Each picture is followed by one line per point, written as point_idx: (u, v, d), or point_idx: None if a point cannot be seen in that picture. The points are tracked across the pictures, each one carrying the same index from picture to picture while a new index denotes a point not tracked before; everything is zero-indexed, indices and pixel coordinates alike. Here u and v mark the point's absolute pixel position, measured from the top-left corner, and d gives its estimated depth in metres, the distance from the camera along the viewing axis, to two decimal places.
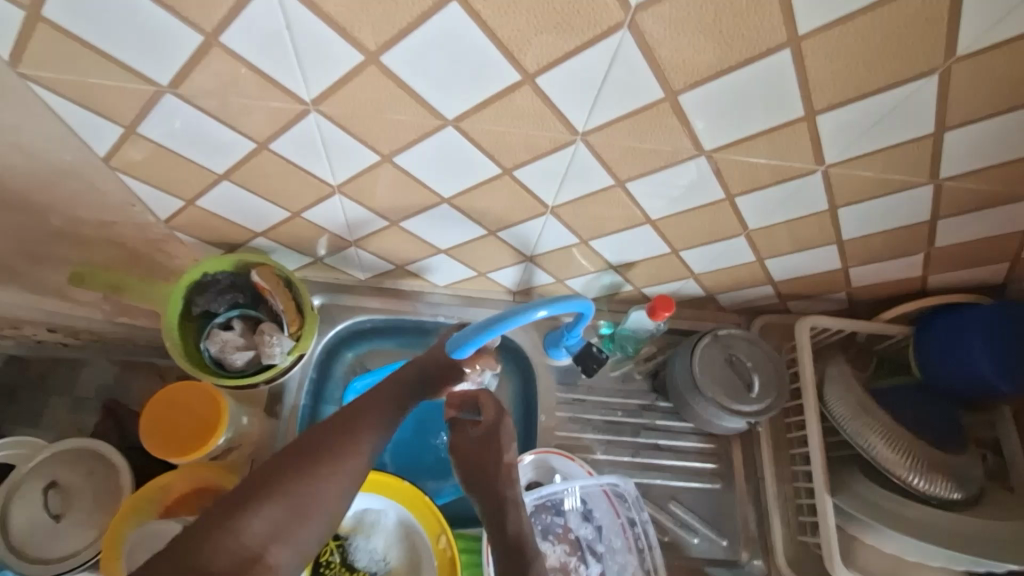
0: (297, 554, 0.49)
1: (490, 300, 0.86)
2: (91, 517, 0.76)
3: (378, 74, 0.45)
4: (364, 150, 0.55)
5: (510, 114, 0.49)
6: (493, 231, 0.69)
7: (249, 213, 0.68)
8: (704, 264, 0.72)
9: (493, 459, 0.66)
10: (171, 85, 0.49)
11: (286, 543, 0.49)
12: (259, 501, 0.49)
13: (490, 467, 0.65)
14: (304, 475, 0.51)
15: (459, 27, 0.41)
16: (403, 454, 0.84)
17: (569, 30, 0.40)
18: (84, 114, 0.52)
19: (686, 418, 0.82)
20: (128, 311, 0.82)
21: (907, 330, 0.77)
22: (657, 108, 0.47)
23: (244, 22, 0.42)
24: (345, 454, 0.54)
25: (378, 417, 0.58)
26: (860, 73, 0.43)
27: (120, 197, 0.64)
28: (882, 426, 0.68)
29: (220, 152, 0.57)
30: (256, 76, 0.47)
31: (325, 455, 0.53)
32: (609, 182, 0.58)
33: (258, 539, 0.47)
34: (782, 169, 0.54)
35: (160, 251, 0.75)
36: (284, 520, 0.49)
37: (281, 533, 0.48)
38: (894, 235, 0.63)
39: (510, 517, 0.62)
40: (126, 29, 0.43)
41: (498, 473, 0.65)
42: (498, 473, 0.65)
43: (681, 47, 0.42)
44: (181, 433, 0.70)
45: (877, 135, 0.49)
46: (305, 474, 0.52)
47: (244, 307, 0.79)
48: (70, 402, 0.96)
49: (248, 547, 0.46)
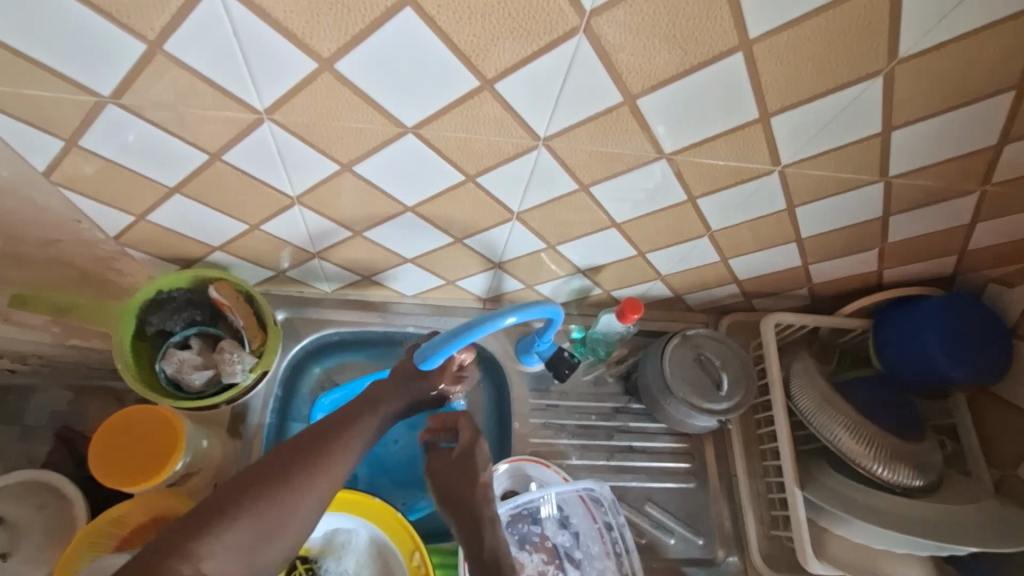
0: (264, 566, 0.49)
1: (460, 309, 0.85)
2: (42, 554, 0.72)
3: (333, 81, 0.44)
4: (322, 159, 0.54)
5: (470, 121, 0.49)
6: (460, 239, 0.68)
7: (205, 227, 0.66)
8: (671, 265, 0.73)
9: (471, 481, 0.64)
10: (114, 96, 0.46)
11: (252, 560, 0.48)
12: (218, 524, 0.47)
13: (469, 492, 0.64)
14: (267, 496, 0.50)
15: (414, 33, 0.40)
16: (375, 474, 0.82)
17: (526, 35, 0.40)
18: (23, 129, 0.50)
19: (659, 419, 0.82)
20: (79, 334, 0.78)
21: (866, 323, 0.80)
22: (617, 112, 0.48)
23: (189, 30, 0.40)
24: (303, 482, 0.52)
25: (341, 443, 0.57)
26: (813, 75, 0.44)
27: (64, 214, 0.61)
28: (845, 417, 0.70)
29: (172, 165, 0.55)
30: (205, 86, 0.45)
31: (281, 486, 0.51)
32: (574, 186, 0.58)
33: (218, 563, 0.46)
34: (742, 171, 0.55)
35: (111, 269, 0.71)
36: (246, 546, 0.47)
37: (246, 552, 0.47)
38: (850, 232, 0.65)
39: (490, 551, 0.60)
40: (62, 39, 0.41)
41: (475, 500, 0.63)
42: (476, 498, 0.63)
43: (637, 52, 0.42)
44: (134, 461, 0.66)
45: (829, 136, 0.51)
46: (261, 501, 0.50)
47: (202, 324, 0.76)
48: (18, 432, 0.90)
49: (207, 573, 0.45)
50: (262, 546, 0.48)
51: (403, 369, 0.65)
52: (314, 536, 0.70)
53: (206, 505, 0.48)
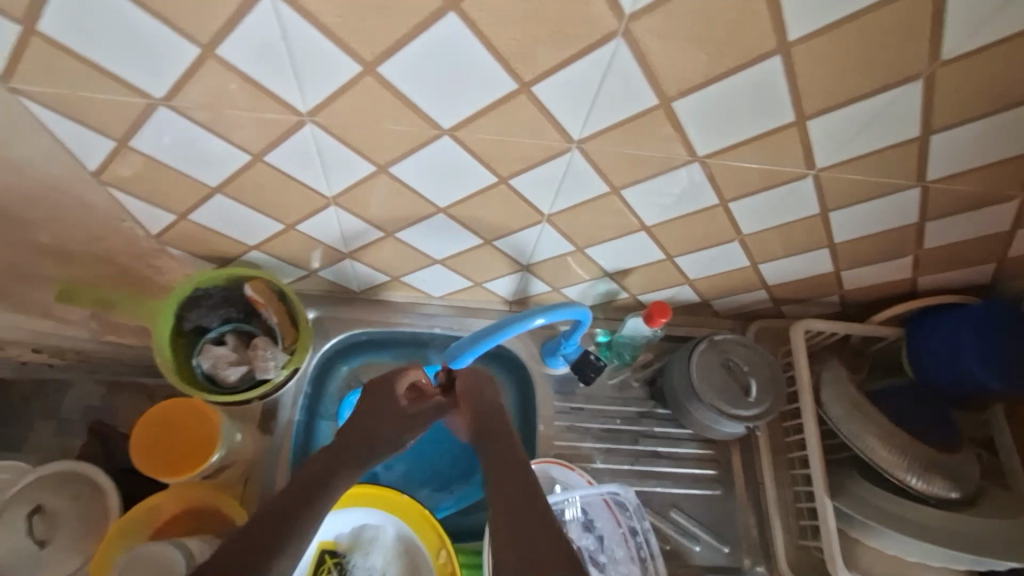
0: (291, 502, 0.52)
1: (486, 311, 0.86)
2: (78, 543, 0.74)
3: (375, 85, 0.45)
4: (359, 160, 0.55)
5: (504, 123, 0.49)
6: (490, 240, 0.69)
7: (243, 226, 0.68)
8: (699, 269, 0.73)
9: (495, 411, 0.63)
10: (165, 98, 0.48)
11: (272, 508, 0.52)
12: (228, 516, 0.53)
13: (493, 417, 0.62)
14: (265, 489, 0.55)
15: (458, 37, 0.41)
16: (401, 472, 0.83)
17: (565, 39, 0.41)
18: (78, 129, 0.52)
19: (685, 424, 0.81)
20: (115, 329, 0.81)
21: (899, 331, 0.78)
22: (651, 115, 0.48)
23: (240, 34, 0.42)
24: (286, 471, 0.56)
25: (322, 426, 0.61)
26: (853, 77, 0.44)
27: (110, 212, 0.64)
28: (878, 426, 0.68)
29: (214, 166, 0.57)
30: (252, 88, 0.47)
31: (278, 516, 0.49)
32: (605, 189, 0.59)
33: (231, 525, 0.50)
34: (775, 174, 0.55)
35: (150, 266, 0.74)
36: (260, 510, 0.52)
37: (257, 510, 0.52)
38: (885, 237, 0.64)
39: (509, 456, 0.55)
40: (121, 44, 0.43)
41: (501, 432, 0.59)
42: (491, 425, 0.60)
43: (674, 55, 0.42)
44: (173, 452, 0.68)
45: (866, 139, 0.50)
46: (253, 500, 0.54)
47: (237, 322, 0.78)
48: (53, 425, 0.95)
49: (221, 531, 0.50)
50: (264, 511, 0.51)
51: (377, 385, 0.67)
52: (343, 530, 0.70)
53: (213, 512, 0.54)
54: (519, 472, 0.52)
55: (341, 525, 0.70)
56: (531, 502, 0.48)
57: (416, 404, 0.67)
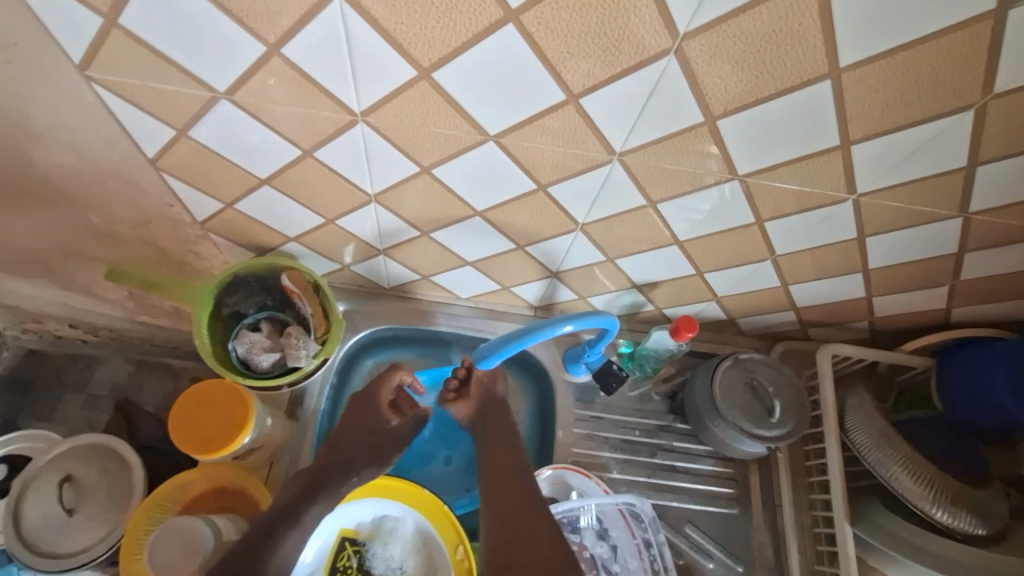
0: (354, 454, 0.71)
1: (513, 315, 0.87)
2: (104, 514, 0.77)
3: (429, 89, 0.47)
4: (404, 161, 0.57)
5: (549, 133, 0.51)
6: (522, 246, 0.70)
7: (285, 218, 0.70)
8: (728, 286, 0.73)
9: (502, 410, 0.75)
10: (227, 92, 0.51)
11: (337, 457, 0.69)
12: (279, 514, 0.61)
13: (494, 409, 0.75)
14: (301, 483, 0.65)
15: (514, 47, 0.42)
16: (421, 463, 0.85)
17: (617, 55, 0.42)
18: (141, 117, 0.55)
19: (704, 441, 0.81)
20: (150, 310, 0.84)
21: (929, 362, 0.77)
22: (695, 131, 0.49)
23: (305, 35, 0.44)
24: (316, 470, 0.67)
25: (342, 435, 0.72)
26: (900, 105, 0.44)
27: (159, 197, 0.67)
28: (903, 455, 0.67)
29: (263, 158, 0.59)
30: (312, 88, 0.49)
31: (332, 473, 0.67)
32: (641, 203, 0.60)
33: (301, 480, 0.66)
34: (811, 198, 0.55)
35: (192, 251, 0.77)
36: (312, 480, 0.66)
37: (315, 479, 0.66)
38: (921, 266, 0.64)
39: (503, 445, 0.70)
40: (192, 39, 0.46)
41: (498, 432, 0.72)
42: (491, 412, 0.75)
43: (723, 75, 0.43)
44: (206, 431, 0.70)
45: (908, 167, 0.50)
46: (293, 502, 0.63)
47: (272, 310, 0.81)
48: (81, 399, 0.98)
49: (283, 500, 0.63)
50: (328, 477, 0.67)
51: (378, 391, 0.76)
52: (363, 520, 0.72)
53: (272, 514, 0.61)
54: (510, 450, 0.69)
55: (362, 514, 0.72)
56: (519, 473, 0.66)
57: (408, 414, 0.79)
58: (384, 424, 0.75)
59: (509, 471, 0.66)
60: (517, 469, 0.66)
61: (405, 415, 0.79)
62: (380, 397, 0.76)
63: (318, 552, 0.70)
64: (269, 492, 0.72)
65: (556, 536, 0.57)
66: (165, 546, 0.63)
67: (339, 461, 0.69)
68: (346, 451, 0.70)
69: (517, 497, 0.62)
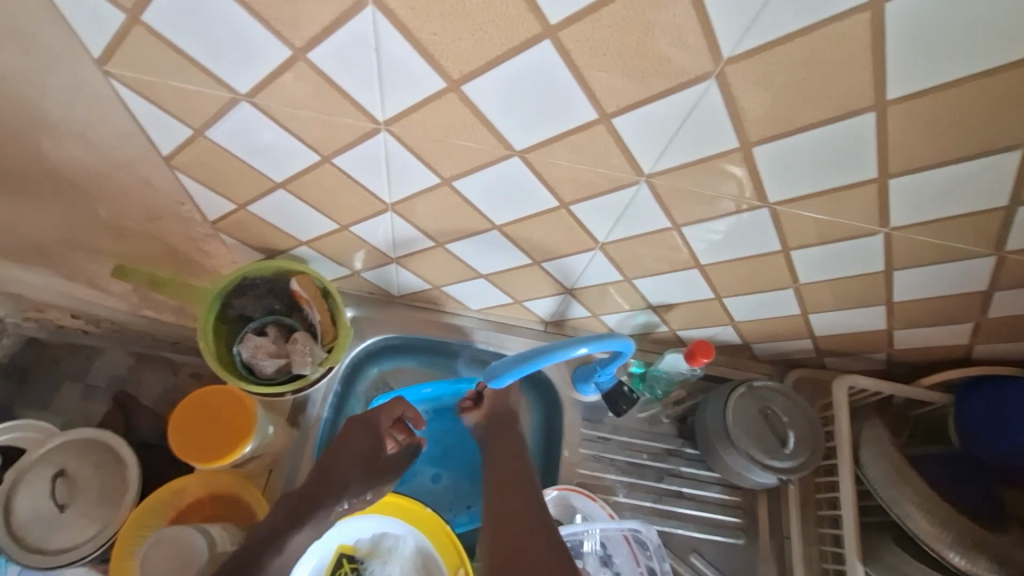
0: (349, 469, 0.68)
1: (523, 329, 0.86)
2: (96, 511, 0.75)
3: (456, 101, 0.46)
4: (425, 171, 0.55)
5: (577, 150, 0.49)
6: (539, 261, 0.69)
7: (297, 221, 0.68)
8: (746, 311, 0.71)
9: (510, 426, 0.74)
10: (248, 94, 0.49)
11: (334, 473, 0.67)
12: (290, 531, 0.62)
13: (506, 427, 0.73)
14: (296, 500, 0.64)
15: (549, 63, 0.41)
16: (408, 477, 0.84)
17: (655, 76, 0.41)
18: (158, 113, 0.54)
19: (713, 468, 0.80)
20: (155, 305, 0.83)
21: (947, 398, 0.75)
22: (730, 156, 0.47)
23: (332, 40, 0.42)
24: (310, 489, 0.65)
25: (340, 451, 0.69)
26: (944, 141, 0.43)
27: (171, 194, 0.65)
28: (919, 495, 0.66)
29: (281, 161, 0.58)
30: (336, 94, 0.47)
31: (324, 495, 0.65)
32: (665, 225, 0.58)
33: (298, 495, 0.65)
34: (841, 229, 0.54)
35: (200, 250, 0.75)
36: (306, 497, 0.64)
37: (310, 497, 0.65)
38: (947, 301, 0.62)
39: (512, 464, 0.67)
40: (217, 41, 0.44)
41: (504, 443, 0.71)
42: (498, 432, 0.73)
43: (765, 101, 0.41)
44: (204, 439, 0.68)
45: (945, 203, 0.49)
46: (288, 521, 0.63)
47: (278, 314, 0.79)
48: (79, 390, 0.97)
49: (274, 520, 0.63)
50: (323, 494, 0.65)
51: (376, 415, 0.72)
52: (362, 536, 0.70)
53: (266, 534, 0.61)
54: (519, 471, 0.66)
55: (361, 529, 0.70)
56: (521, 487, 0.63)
57: (405, 444, 0.74)
58: (379, 451, 0.71)
59: (516, 491, 0.62)
60: (523, 492, 0.62)
61: (401, 444, 0.75)
62: (379, 423, 0.72)
63: (314, 568, 0.68)
64: (266, 502, 0.70)
65: (555, 543, 0.55)
66: (160, 555, 0.62)
67: (331, 481, 0.66)
68: (339, 473, 0.67)
69: (526, 516, 0.58)
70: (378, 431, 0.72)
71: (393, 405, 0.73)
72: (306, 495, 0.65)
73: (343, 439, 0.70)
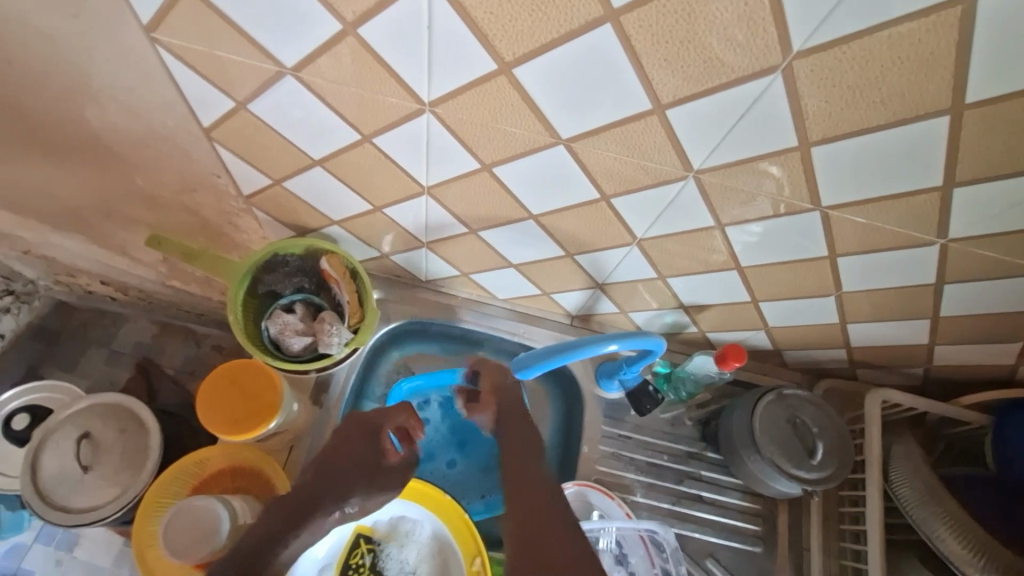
0: (347, 481, 0.66)
1: (549, 322, 0.85)
2: (118, 474, 0.76)
3: (506, 85, 0.45)
4: (466, 156, 0.54)
5: (625, 142, 0.48)
6: (571, 254, 0.67)
7: (331, 200, 0.68)
8: (781, 317, 0.70)
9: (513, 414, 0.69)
10: (294, 68, 0.49)
11: (331, 485, 0.65)
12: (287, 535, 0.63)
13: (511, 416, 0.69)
14: (294, 508, 0.64)
15: (606, 48, 0.39)
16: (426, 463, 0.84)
17: (718, 67, 0.39)
18: (201, 84, 0.54)
19: (735, 473, 0.78)
20: (184, 276, 0.84)
21: (986, 419, 0.72)
22: (786, 155, 0.45)
23: (384, 14, 0.41)
24: (308, 496, 0.64)
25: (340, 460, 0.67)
26: (1018, 152, 0.40)
27: (208, 167, 0.65)
28: (951, 516, 0.64)
29: (321, 139, 0.57)
30: (383, 71, 0.46)
31: (321, 499, 0.65)
32: (708, 223, 0.56)
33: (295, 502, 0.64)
34: (895, 238, 0.52)
35: (231, 224, 0.75)
36: (303, 506, 0.64)
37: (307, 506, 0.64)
38: (997, 320, 0.60)
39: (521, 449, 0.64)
40: (268, 12, 0.44)
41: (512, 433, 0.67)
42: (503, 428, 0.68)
43: (830, 101, 0.40)
44: (231, 412, 0.69)
45: (1010, 218, 0.46)
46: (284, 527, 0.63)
47: (308, 293, 0.79)
48: (104, 355, 0.98)
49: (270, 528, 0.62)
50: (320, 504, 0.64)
51: (374, 422, 0.69)
52: (380, 519, 0.71)
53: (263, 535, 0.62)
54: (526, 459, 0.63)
55: (380, 512, 0.71)
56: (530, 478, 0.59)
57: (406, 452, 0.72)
58: (380, 460, 0.69)
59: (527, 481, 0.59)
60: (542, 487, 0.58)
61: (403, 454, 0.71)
62: (381, 431, 0.70)
63: (331, 547, 0.69)
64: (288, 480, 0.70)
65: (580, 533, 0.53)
66: (179, 529, 0.62)
67: (328, 486, 0.65)
68: (336, 479, 0.66)
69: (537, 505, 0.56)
70: (380, 440, 0.69)
71: (399, 411, 0.70)
72: (302, 502, 0.64)
73: (345, 446, 0.67)
